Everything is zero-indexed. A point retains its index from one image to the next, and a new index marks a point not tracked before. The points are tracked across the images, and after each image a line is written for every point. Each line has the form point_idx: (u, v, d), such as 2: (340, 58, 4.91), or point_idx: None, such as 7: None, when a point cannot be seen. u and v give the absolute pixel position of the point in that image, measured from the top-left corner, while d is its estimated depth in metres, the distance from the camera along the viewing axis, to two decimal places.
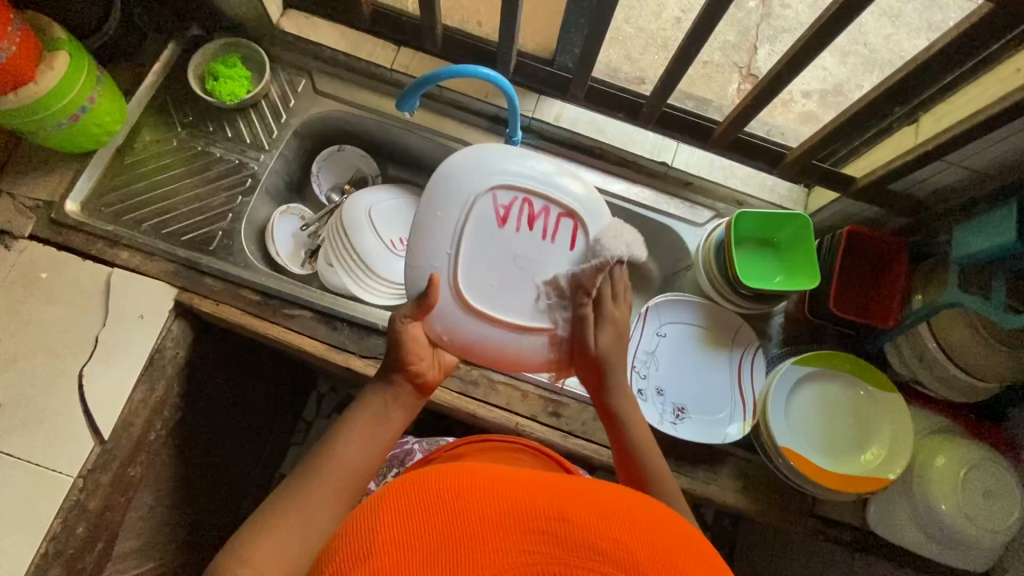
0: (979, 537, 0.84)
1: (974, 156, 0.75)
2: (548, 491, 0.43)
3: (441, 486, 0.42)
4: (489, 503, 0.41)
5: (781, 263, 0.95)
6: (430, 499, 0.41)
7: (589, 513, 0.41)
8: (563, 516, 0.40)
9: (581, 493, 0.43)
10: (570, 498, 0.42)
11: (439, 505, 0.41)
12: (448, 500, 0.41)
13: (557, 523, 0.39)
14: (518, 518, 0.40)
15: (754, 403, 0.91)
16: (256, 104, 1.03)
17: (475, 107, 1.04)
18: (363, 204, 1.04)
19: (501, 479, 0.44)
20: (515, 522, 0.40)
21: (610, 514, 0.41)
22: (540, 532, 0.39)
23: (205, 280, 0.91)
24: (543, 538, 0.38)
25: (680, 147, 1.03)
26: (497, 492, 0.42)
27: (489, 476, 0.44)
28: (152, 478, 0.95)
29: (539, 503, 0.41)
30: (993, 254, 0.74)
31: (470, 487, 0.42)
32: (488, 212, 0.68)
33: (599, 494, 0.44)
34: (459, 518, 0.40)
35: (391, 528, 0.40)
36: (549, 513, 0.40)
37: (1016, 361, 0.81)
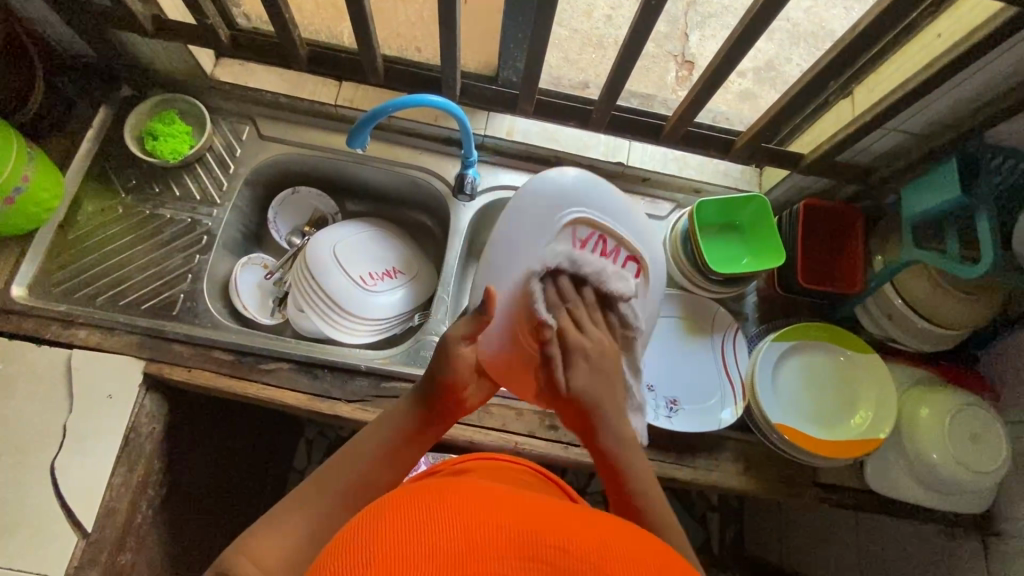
0: (975, 481, 0.85)
1: (910, 119, 0.79)
2: (544, 518, 0.42)
3: (440, 511, 0.40)
4: (488, 532, 0.39)
5: (747, 244, 0.97)
6: (430, 516, 0.39)
7: (586, 543, 0.40)
8: (565, 549, 0.38)
9: (575, 522, 0.43)
10: (565, 527, 0.41)
11: (440, 530, 0.38)
12: (449, 519, 0.39)
13: (555, 551, 0.38)
14: (520, 548, 0.38)
15: (743, 385, 0.93)
16: (201, 158, 1.00)
17: (426, 132, 1.03)
18: (327, 243, 1.02)
19: (498, 508, 0.42)
20: (514, 546, 0.38)
21: (604, 544, 0.40)
22: (537, 560, 0.37)
23: (173, 347, 0.87)
24: (540, 568, 0.37)
25: (632, 145, 1.05)
26: (497, 516, 0.40)
27: (486, 505, 0.42)
28: (145, 563, 0.90)
29: (539, 533, 0.40)
30: (941, 209, 0.77)
31: (468, 508, 0.41)
32: (570, 244, 0.77)
33: (598, 529, 0.43)
34: (460, 544, 0.37)
35: (389, 537, 0.37)
36: (547, 539, 0.39)
37: (978, 306, 0.85)
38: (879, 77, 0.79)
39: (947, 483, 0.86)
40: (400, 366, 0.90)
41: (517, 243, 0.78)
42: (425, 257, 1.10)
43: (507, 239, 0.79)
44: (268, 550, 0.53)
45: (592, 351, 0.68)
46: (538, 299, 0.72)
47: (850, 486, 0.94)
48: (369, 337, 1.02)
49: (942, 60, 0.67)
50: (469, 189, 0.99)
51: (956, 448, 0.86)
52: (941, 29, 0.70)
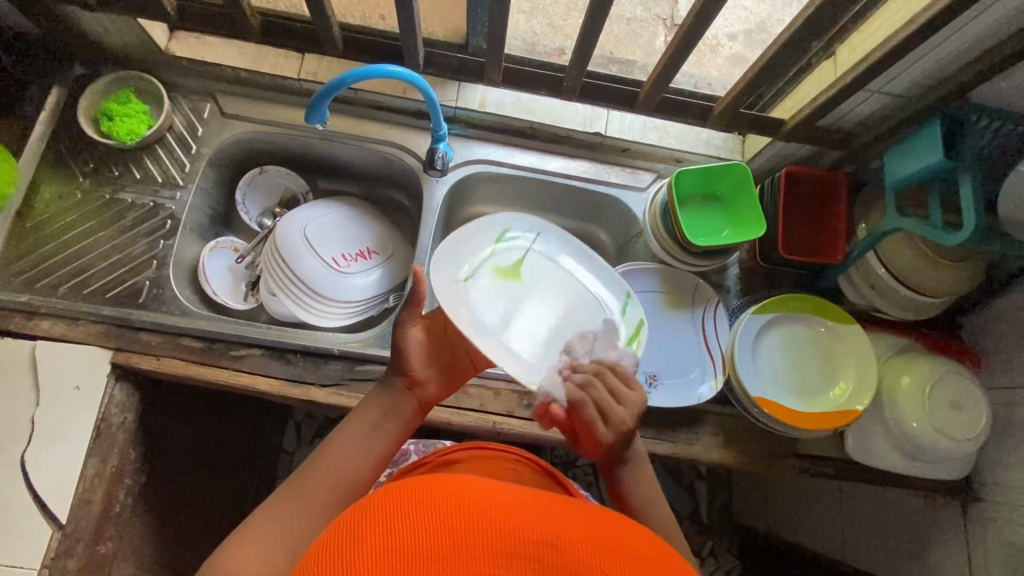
0: (954, 449, 0.85)
1: (892, 81, 0.76)
2: (536, 512, 0.42)
3: (427, 503, 0.41)
4: (475, 526, 0.39)
5: (728, 215, 0.94)
6: (418, 514, 0.40)
7: (577, 538, 0.40)
8: (552, 543, 0.39)
9: (568, 517, 0.43)
10: (556, 520, 0.42)
11: (427, 525, 0.39)
12: (436, 518, 0.39)
13: (545, 548, 0.38)
14: (504, 542, 0.38)
15: (722, 357, 0.91)
16: (161, 139, 0.96)
17: (396, 105, 0.99)
18: (297, 224, 0.99)
19: (488, 499, 0.42)
20: (499, 544, 0.38)
21: (597, 540, 0.41)
22: (526, 557, 0.38)
23: (140, 335, 0.86)
24: (526, 565, 0.37)
25: (610, 114, 1.01)
26: (485, 510, 0.41)
27: (476, 495, 0.42)
28: (128, 549, 0.90)
29: (527, 526, 0.40)
30: (922, 174, 0.75)
31: (456, 504, 0.41)
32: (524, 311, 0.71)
33: (590, 524, 0.43)
34: (446, 537, 0.38)
35: (375, 539, 0.39)
36: (537, 535, 0.39)
37: (961, 273, 0.84)
38: (861, 36, 0.75)
39: (927, 452, 0.86)
40: (373, 350, 0.88)
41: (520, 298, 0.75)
42: (401, 236, 1.07)
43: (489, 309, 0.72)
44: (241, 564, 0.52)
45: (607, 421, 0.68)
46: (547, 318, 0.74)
47: (831, 456, 0.94)
48: (345, 320, 0.99)
49: (925, 14, 0.63)
50: (440, 165, 0.95)
51: (935, 416, 0.85)
52: None
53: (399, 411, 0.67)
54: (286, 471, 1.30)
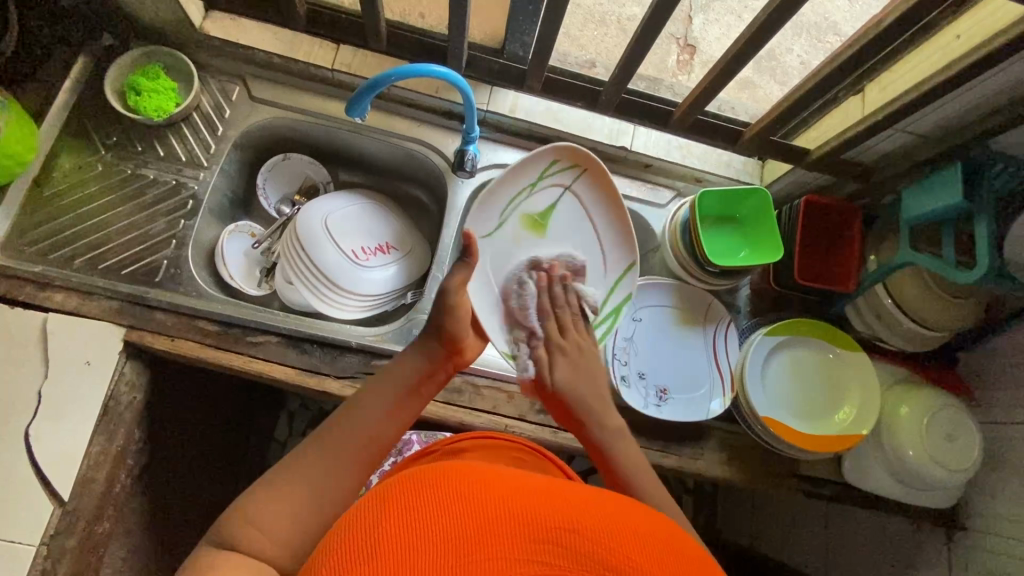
0: (947, 479, 0.88)
1: (917, 122, 0.79)
2: (552, 498, 0.44)
3: (448, 487, 0.43)
4: (497, 513, 0.41)
5: (746, 238, 0.96)
6: (439, 502, 0.42)
7: (592, 521, 0.43)
8: (570, 526, 0.41)
9: (580, 499, 0.46)
10: (571, 505, 0.44)
11: (451, 512, 0.41)
12: (458, 505, 0.41)
13: (564, 532, 0.41)
14: (527, 528, 0.41)
15: (731, 376, 0.93)
16: (187, 117, 0.95)
17: (425, 103, 0.99)
18: (318, 214, 0.99)
19: (506, 487, 0.44)
20: (523, 530, 0.40)
21: (610, 521, 0.43)
22: (548, 543, 0.40)
23: (155, 315, 0.84)
24: (550, 549, 0.40)
25: (636, 129, 1.03)
26: (503, 497, 0.43)
27: (495, 483, 0.45)
28: (123, 531, 0.89)
29: (546, 512, 0.42)
30: (940, 213, 0.78)
31: (476, 492, 0.43)
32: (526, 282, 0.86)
33: (603, 507, 0.45)
34: (470, 522, 0.40)
35: (398, 527, 0.40)
36: (557, 521, 0.42)
37: (965, 310, 0.87)
38: (893, 77, 0.78)
39: (922, 480, 0.89)
40: (391, 345, 0.88)
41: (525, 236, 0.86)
42: (419, 233, 1.08)
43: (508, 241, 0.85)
44: (263, 528, 0.55)
45: (570, 349, 0.80)
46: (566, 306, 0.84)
47: (828, 479, 0.96)
48: (359, 313, 0.99)
49: (960, 64, 0.66)
50: (470, 167, 0.96)
51: (932, 446, 0.89)
52: (962, 30, 0.69)
53: (432, 373, 0.72)
54: (278, 458, 1.30)
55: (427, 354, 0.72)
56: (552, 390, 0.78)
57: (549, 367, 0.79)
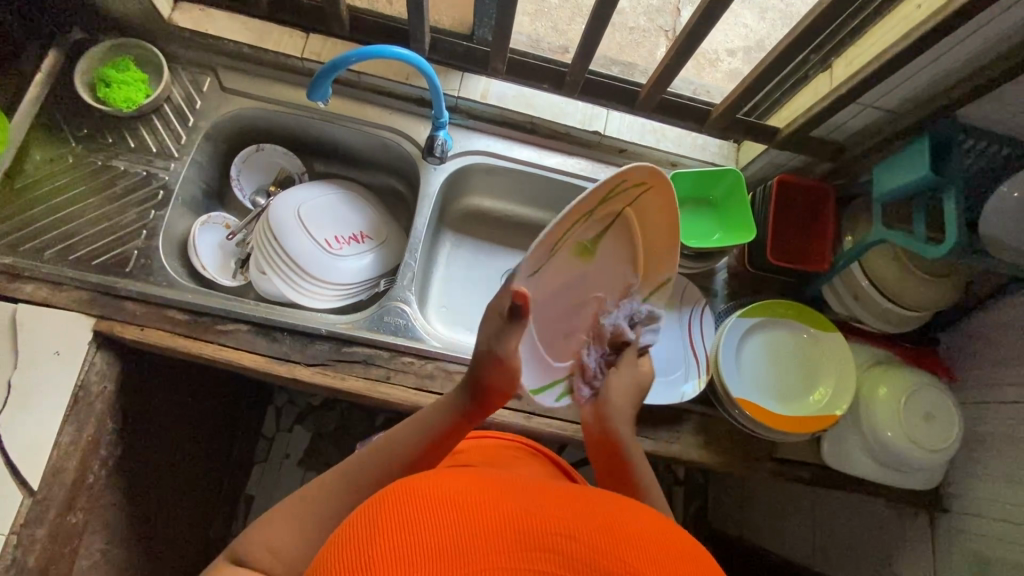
0: (925, 459, 0.87)
1: (884, 96, 0.79)
2: (547, 503, 0.43)
3: (439, 491, 0.41)
4: (488, 517, 0.40)
5: (719, 220, 0.96)
6: (433, 509, 0.40)
7: (588, 526, 0.41)
8: (567, 532, 0.40)
9: (578, 504, 0.44)
10: (568, 509, 0.43)
11: (443, 517, 0.39)
12: (451, 511, 0.40)
13: (560, 538, 0.39)
14: (521, 534, 0.39)
15: (706, 359, 0.93)
16: (158, 109, 0.95)
17: (398, 91, 0.99)
18: (292, 204, 0.99)
19: (498, 491, 0.43)
20: (520, 536, 0.39)
21: (609, 525, 0.42)
22: (546, 549, 0.39)
23: (125, 305, 0.84)
24: (545, 557, 0.38)
25: (610, 114, 1.03)
26: (497, 502, 0.41)
27: (486, 486, 0.43)
28: (100, 522, 0.89)
29: (540, 517, 0.41)
30: (910, 188, 0.77)
31: (469, 498, 0.41)
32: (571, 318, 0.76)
33: (601, 510, 0.44)
34: (463, 530, 0.38)
35: (393, 537, 0.38)
36: (552, 527, 0.40)
37: (942, 288, 0.86)
38: (857, 51, 0.77)
39: (900, 460, 0.88)
40: (362, 332, 0.88)
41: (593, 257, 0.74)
42: (395, 223, 1.08)
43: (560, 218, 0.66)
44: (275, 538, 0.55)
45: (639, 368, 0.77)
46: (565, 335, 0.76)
47: (808, 462, 0.95)
48: (335, 302, 0.98)
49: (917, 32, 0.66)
50: (439, 152, 0.96)
51: (909, 425, 0.88)
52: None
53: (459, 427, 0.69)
54: (263, 454, 1.30)
55: (458, 405, 0.69)
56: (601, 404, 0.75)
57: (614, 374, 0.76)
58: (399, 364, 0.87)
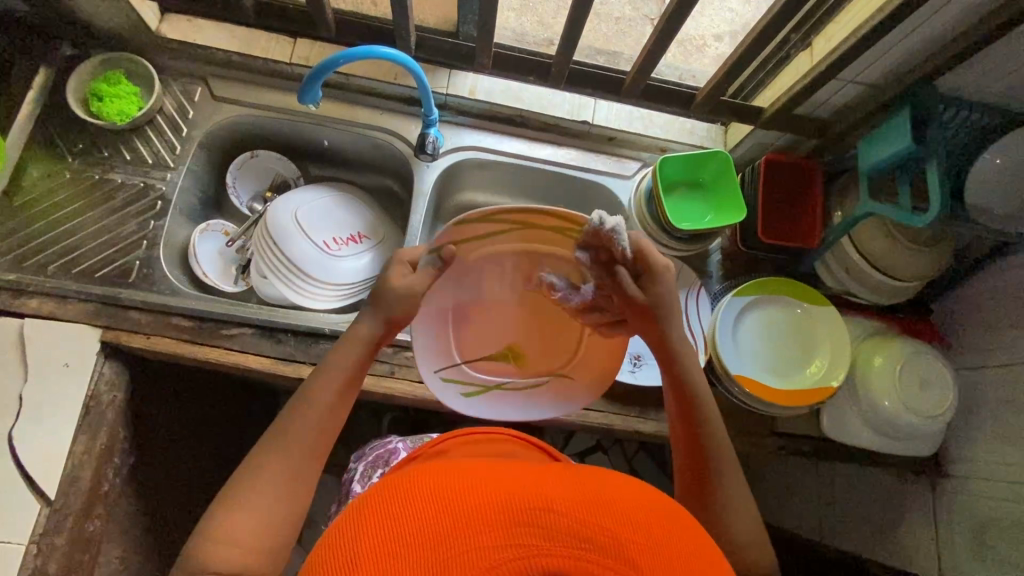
0: (922, 425, 0.89)
1: (866, 70, 0.80)
2: (528, 480, 0.44)
3: (419, 489, 0.43)
4: (469, 502, 0.41)
5: (710, 201, 0.97)
6: (413, 507, 0.42)
7: (567, 498, 0.42)
8: (547, 506, 0.41)
9: (559, 479, 0.45)
10: (548, 484, 0.44)
11: (423, 515, 0.41)
12: (429, 504, 0.42)
13: (541, 512, 0.41)
14: (502, 513, 0.40)
15: (704, 339, 0.94)
16: (151, 121, 0.97)
17: (386, 91, 1.01)
18: (287, 207, 1.00)
19: (479, 476, 0.44)
20: (498, 516, 0.40)
21: (587, 495, 0.43)
22: (525, 525, 0.40)
23: (130, 314, 0.86)
24: (526, 531, 0.39)
25: (598, 104, 1.04)
26: (477, 486, 0.43)
27: (466, 474, 0.45)
28: (117, 529, 0.91)
29: (520, 495, 0.42)
30: (896, 160, 0.78)
31: (448, 489, 0.43)
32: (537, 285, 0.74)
33: (582, 482, 0.45)
34: (442, 522, 0.40)
35: (376, 543, 0.40)
36: (532, 502, 0.41)
37: (931, 257, 0.88)
38: (835, 28, 0.79)
39: (898, 428, 0.90)
40: None
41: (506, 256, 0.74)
42: (391, 221, 1.09)
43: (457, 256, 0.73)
44: (230, 533, 0.56)
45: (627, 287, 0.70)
46: (493, 333, 0.78)
47: (809, 435, 0.97)
48: (336, 302, 1.00)
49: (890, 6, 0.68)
50: (431, 150, 0.96)
51: (906, 393, 0.89)
52: None
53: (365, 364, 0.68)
54: None
55: (366, 346, 0.68)
56: (640, 304, 0.70)
57: (628, 280, 0.70)
58: (402, 359, 0.88)
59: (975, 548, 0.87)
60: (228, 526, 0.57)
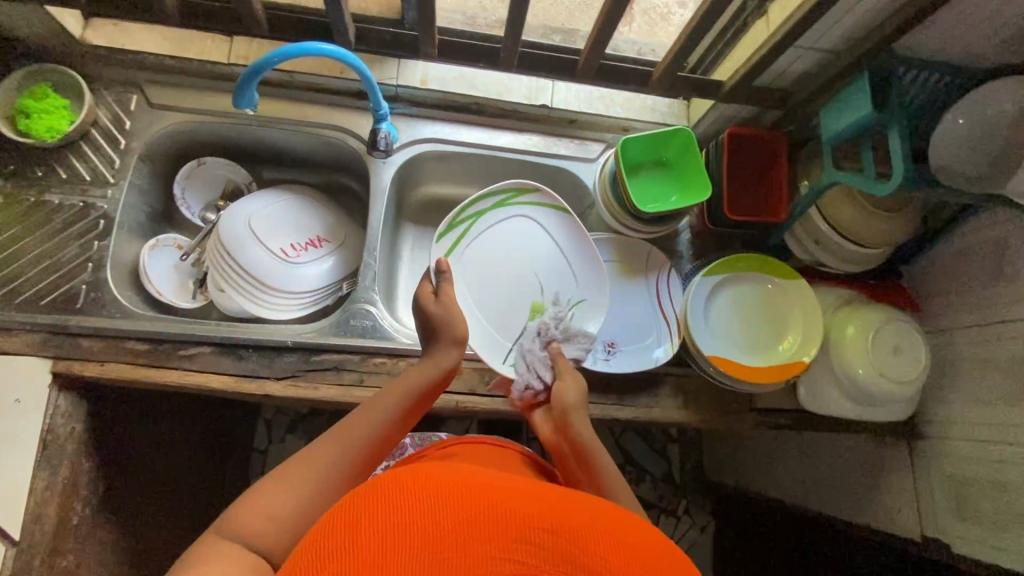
0: (897, 391, 0.89)
1: (823, 37, 0.78)
2: (536, 501, 0.44)
3: (428, 487, 0.43)
4: (475, 510, 0.41)
5: (676, 181, 0.94)
6: (418, 500, 0.41)
7: (574, 524, 0.42)
8: (552, 529, 0.41)
9: (567, 505, 0.45)
10: (553, 508, 0.44)
11: (428, 510, 0.40)
12: (437, 503, 0.41)
13: (545, 533, 0.40)
14: (506, 529, 0.40)
15: (677, 321, 0.93)
16: (86, 135, 0.91)
17: (334, 86, 0.96)
18: (241, 215, 0.96)
19: (487, 490, 0.44)
20: (500, 529, 0.40)
21: (592, 525, 0.43)
22: (526, 543, 0.40)
23: (81, 342, 0.82)
24: (526, 550, 0.39)
25: (556, 86, 1.01)
26: (484, 498, 0.43)
27: (476, 485, 0.45)
28: (94, 560, 0.88)
29: (526, 514, 0.42)
30: (858, 127, 0.77)
31: (457, 492, 0.43)
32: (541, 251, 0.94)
33: (587, 510, 0.45)
34: (447, 522, 0.40)
35: (377, 524, 0.39)
36: (538, 524, 0.41)
37: (897, 223, 0.87)
38: None
39: (874, 395, 0.90)
40: (328, 338, 0.87)
41: (509, 236, 0.93)
42: (352, 222, 1.06)
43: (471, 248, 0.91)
44: (273, 508, 0.56)
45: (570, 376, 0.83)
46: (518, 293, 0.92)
47: (785, 408, 0.97)
48: (300, 311, 0.97)
49: None
50: (384, 146, 0.94)
51: (880, 360, 0.89)
52: None
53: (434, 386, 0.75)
54: (259, 469, 1.30)
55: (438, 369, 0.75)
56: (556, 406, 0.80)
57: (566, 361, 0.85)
58: (370, 366, 0.86)
59: (954, 507, 0.89)
60: (275, 494, 0.57)
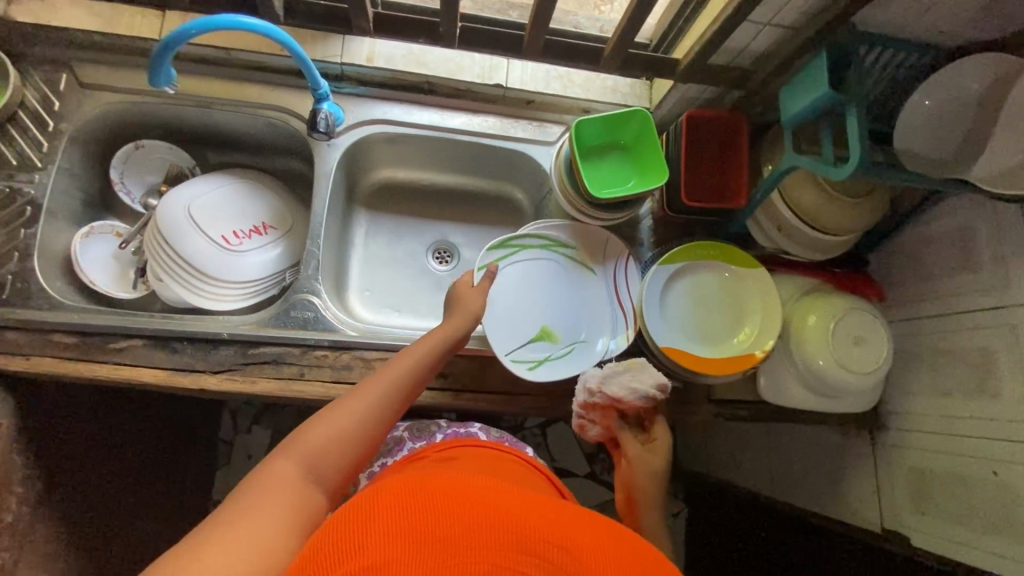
0: (857, 383, 0.86)
1: (778, 13, 0.73)
2: (546, 518, 0.45)
3: (444, 499, 0.44)
4: (488, 525, 0.42)
5: (634, 165, 0.91)
6: (433, 511, 0.42)
7: (583, 541, 0.43)
8: (564, 546, 0.42)
9: (577, 521, 0.46)
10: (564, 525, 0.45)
11: (446, 519, 0.41)
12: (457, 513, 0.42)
13: (555, 549, 0.41)
14: (519, 541, 0.41)
15: (633, 312, 0.90)
16: (12, 116, 0.86)
17: (276, 65, 0.91)
18: (180, 202, 0.91)
19: (502, 504, 0.45)
20: (513, 543, 0.41)
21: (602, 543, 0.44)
22: (537, 556, 0.41)
23: (5, 336, 0.79)
24: (534, 562, 0.40)
25: (511, 64, 0.96)
26: (497, 512, 0.43)
27: (490, 498, 0.45)
28: (36, 556, 0.86)
29: (537, 529, 0.43)
30: (817, 109, 0.73)
31: (473, 505, 0.43)
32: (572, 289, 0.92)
33: (593, 528, 0.46)
34: (463, 531, 0.41)
35: (396, 529, 0.40)
36: (550, 539, 0.42)
37: (860, 210, 0.83)
38: None
39: (833, 387, 0.87)
40: (267, 330, 0.83)
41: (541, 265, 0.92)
42: (302, 209, 1.02)
43: (508, 273, 0.90)
44: (287, 474, 0.53)
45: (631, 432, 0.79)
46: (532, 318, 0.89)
47: (745, 400, 0.95)
48: (244, 301, 0.93)
49: None
50: (324, 127, 0.86)
51: (840, 351, 0.86)
52: None
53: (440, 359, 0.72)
54: (224, 460, 1.28)
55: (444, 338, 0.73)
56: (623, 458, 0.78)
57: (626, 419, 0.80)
58: (311, 359, 0.83)
59: (912, 500, 0.87)
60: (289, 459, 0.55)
